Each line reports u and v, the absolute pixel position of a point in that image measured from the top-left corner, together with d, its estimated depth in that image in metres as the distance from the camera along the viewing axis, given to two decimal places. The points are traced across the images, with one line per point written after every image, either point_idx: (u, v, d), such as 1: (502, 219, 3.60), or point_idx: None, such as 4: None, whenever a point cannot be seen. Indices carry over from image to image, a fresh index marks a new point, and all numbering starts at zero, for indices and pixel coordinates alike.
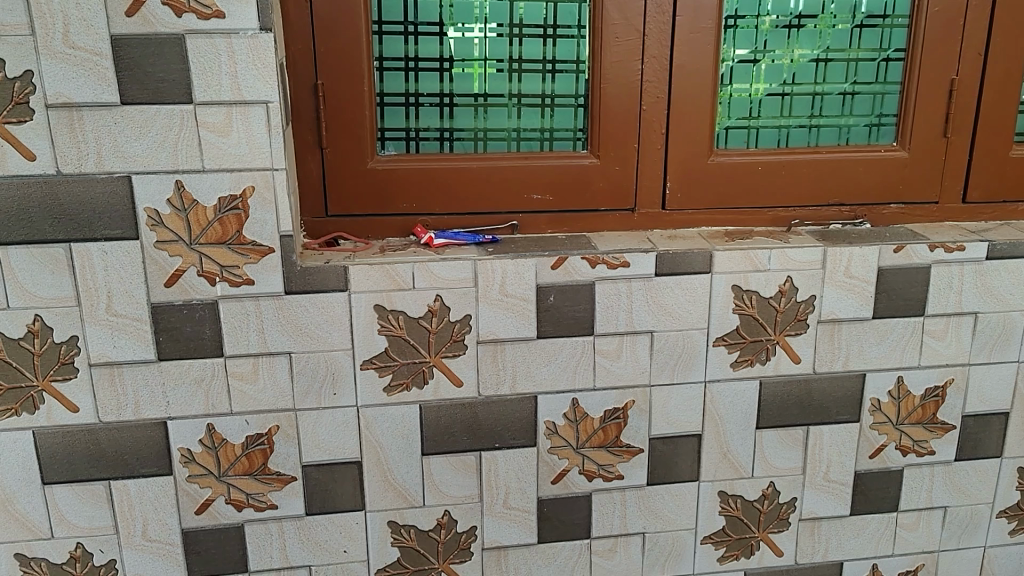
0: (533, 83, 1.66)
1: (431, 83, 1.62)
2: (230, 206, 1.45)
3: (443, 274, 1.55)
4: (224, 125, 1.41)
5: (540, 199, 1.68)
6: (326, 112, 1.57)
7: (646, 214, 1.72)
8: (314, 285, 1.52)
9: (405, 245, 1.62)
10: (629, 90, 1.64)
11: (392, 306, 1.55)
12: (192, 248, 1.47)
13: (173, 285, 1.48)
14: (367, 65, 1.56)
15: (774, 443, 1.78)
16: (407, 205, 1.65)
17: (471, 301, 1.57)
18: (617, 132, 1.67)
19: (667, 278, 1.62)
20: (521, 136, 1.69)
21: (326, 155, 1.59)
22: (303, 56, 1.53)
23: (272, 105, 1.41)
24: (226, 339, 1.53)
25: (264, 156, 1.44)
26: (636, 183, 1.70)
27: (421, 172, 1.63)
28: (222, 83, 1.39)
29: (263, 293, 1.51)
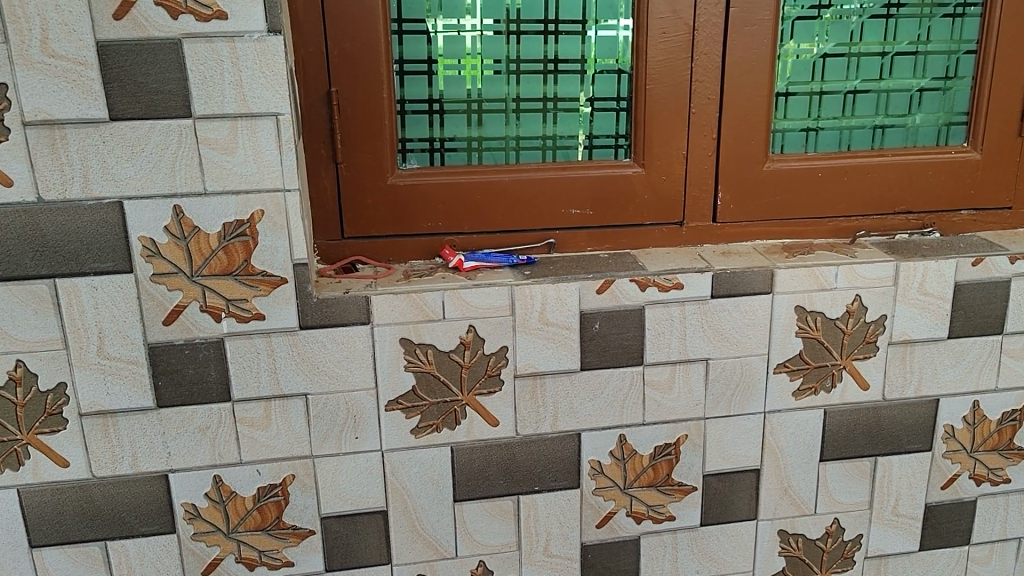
0: (571, 85, 1.49)
1: (457, 88, 1.45)
2: (237, 233, 1.28)
3: (477, 302, 1.38)
4: (228, 142, 1.24)
5: (579, 214, 1.51)
6: (341, 123, 1.39)
7: (695, 228, 1.56)
8: (333, 318, 1.35)
9: (431, 270, 1.44)
10: (678, 91, 1.48)
11: (420, 339, 1.38)
12: (194, 280, 1.29)
13: (173, 323, 1.31)
14: (386, 68, 1.39)
15: (839, 477, 1.61)
16: (432, 224, 1.47)
17: (508, 332, 1.40)
18: (664, 138, 1.50)
19: (724, 300, 1.45)
20: (557, 144, 1.52)
21: (341, 170, 1.42)
22: (315, 61, 1.36)
23: (283, 118, 1.24)
24: (234, 382, 1.35)
25: (274, 175, 1.27)
26: (684, 194, 1.54)
27: (447, 187, 1.46)
28: (225, 94, 1.22)
29: (275, 329, 1.34)
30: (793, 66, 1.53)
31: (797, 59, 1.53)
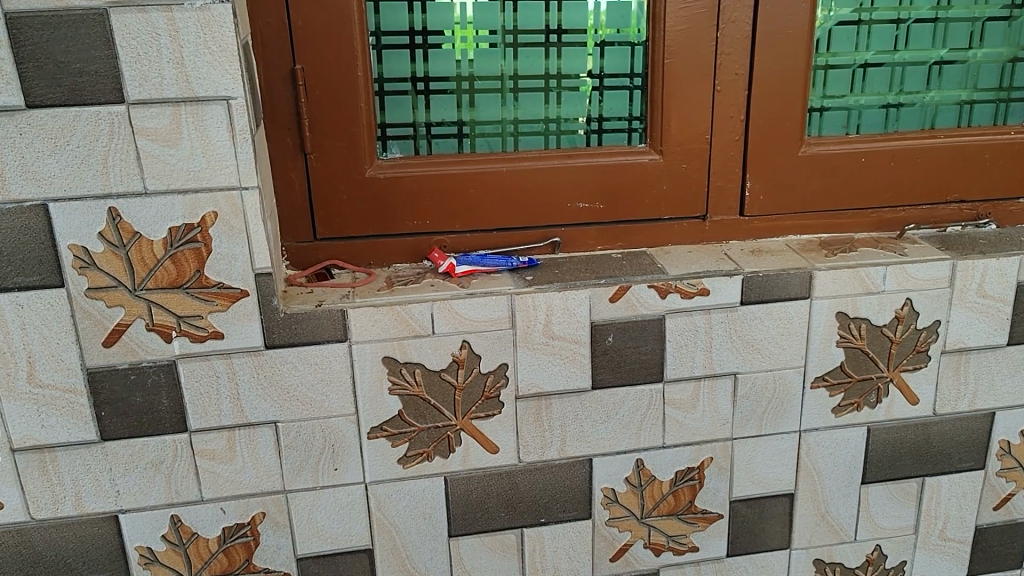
0: (577, 59, 1.29)
1: (445, 64, 1.25)
2: (185, 239, 1.09)
3: (471, 314, 1.19)
4: (171, 131, 1.05)
5: (587, 208, 1.32)
6: (309, 107, 1.20)
7: (720, 222, 1.36)
8: (303, 336, 1.16)
9: (418, 276, 1.25)
10: (700, 66, 1.27)
11: (406, 358, 1.19)
12: (137, 295, 1.10)
13: (115, 344, 1.12)
14: (360, 42, 1.18)
15: (881, 500, 1.43)
16: (418, 222, 1.28)
17: (507, 347, 1.22)
18: (684, 120, 1.30)
19: (756, 307, 1.26)
20: (561, 127, 1.32)
21: (311, 162, 1.22)
22: (276, 34, 1.16)
23: (235, 103, 1.05)
24: (189, 411, 1.16)
25: (228, 171, 1.07)
26: (707, 184, 1.34)
27: (435, 179, 1.26)
28: (164, 75, 1.02)
29: (235, 350, 1.15)
30: (833, 34, 1.32)
31: (837, 26, 1.32)
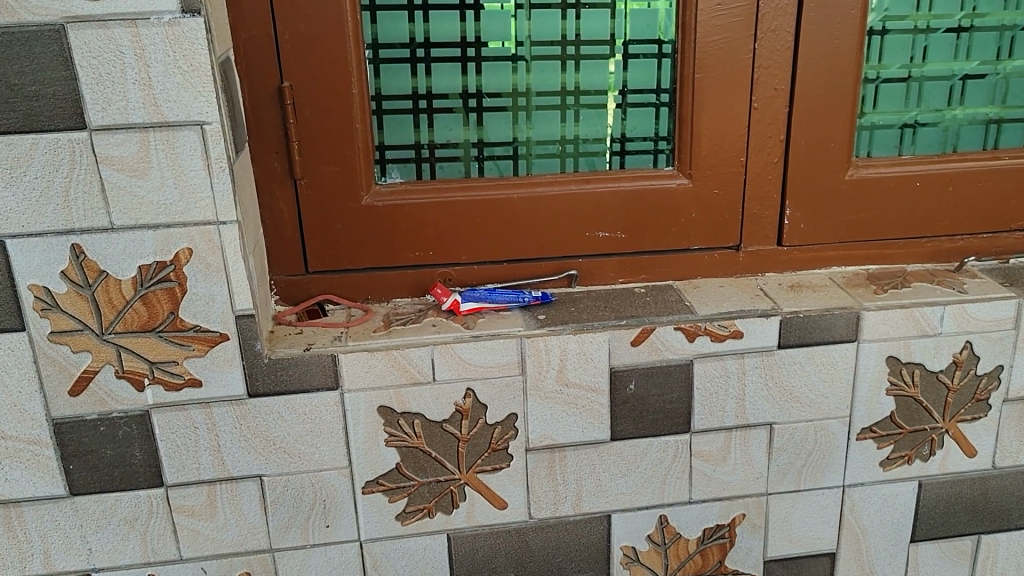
0: (597, 73, 1.16)
1: (450, 79, 1.13)
2: (158, 278, 0.98)
3: (475, 360, 1.07)
4: (139, 160, 0.94)
5: (607, 238, 1.19)
6: (299, 129, 1.08)
7: (756, 253, 1.23)
8: (290, 383, 1.05)
9: (419, 314, 1.13)
10: (734, 81, 1.14)
11: (404, 407, 1.08)
12: (105, 340, 0.99)
13: (82, 392, 1.01)
14: (355, 56, 1.07)
15: (933, 560, 1.29)
16: (421, 254, 1.16)
17: (517, 395, 1.10)
18: (716, 141, 1.17)
19: (795, 351, 1.13)
20: (579, 148, 1.19)
21: (302, 189, 1.11)
22: (261, 48, 1.04)
23: (210, 128, 0.94)
24: (166, 464, 1.06)
25: (203, 203, 0.96)
26: (741, 211, 1.21)
27: (439, 207, 1.14)
28: (129, 98, 0.92)
29: (214, 399, 1.04)
30: (884, 44, 1.18)
31: (889, 34, 1.18)
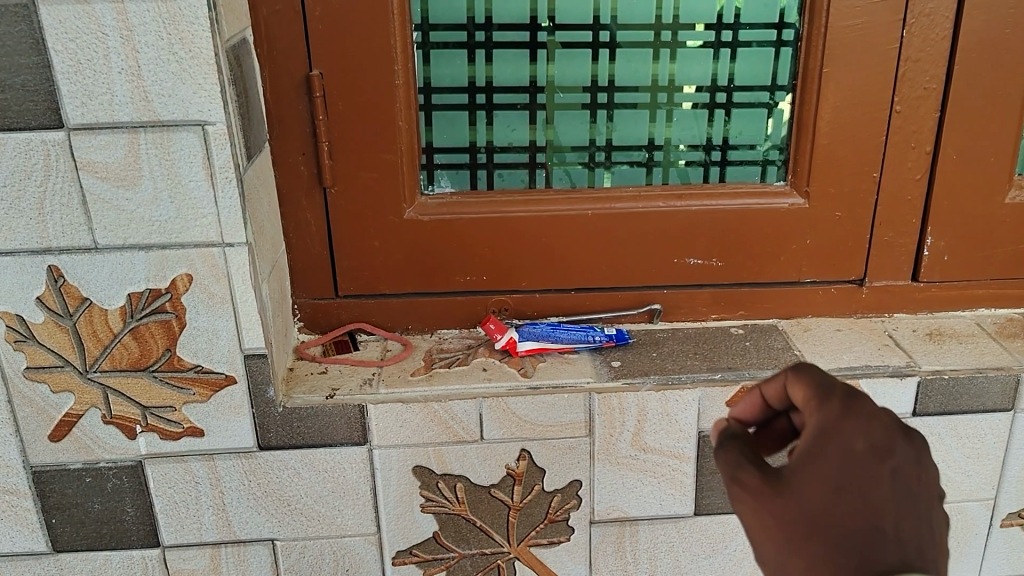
0: (697, 64, 0.93)
1: (515, 69, 0.92)
2: (151, 309, 0.81)
3: (534, 417, 0.88)
4: (127, 167, 0.76)
5: (700, 266, 0.98)
6: (329, 126, 0.89)
7: (883, 289, 1.00)
8: (309, 437, 0.87)
9: (467, 351, 0.94)
10: (872, 76, 0.91)
11: (445, 469, 0.89)
12: (90, 379, 0.83)
13: (64, 438, 0.85)
14: (400, 39, 0.86)
15: None
16: (473, 278, 0.97)
17: (582, 460, 0.90)
18: (841, 151, 0.94)
19: (932, 420, 0.91)
20: (670, 155, 0.97)
21: (332, 199, 0.92)
22: (285, 27, 0.85)
23: (214, 129, 0.75)
24: (162, 523, 0.90)
25: (205, 221, 0.78)
26: (869, 237, 0.98)
27: (496, 223, 0.95)
28: (114, 90, 0.74)
29: (219, 451, 0.87)
30: None
31: None
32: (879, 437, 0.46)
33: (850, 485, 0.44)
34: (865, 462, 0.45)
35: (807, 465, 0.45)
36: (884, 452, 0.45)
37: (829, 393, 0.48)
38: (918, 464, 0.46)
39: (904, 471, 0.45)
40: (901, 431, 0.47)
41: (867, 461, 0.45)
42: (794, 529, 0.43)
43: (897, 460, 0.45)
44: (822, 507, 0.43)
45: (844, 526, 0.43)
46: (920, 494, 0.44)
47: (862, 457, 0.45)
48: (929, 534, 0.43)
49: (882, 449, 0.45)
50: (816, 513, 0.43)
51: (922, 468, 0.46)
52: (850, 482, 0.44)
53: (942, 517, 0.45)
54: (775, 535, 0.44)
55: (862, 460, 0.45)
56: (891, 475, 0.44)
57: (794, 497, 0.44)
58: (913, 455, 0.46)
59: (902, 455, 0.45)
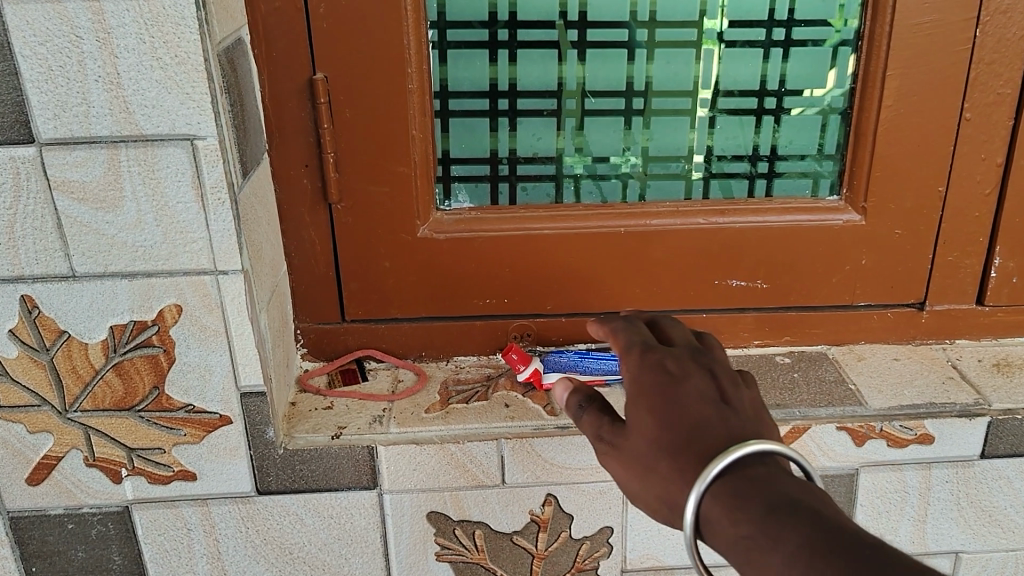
0: (745, 65, 0.84)
1: (542, 71, 0.82)
2: (136, 343, 0.73)
3: (561, 459, 0.79)
4: (107, 187, 0.68)
5: (743, 288, 0.89)
6: (335, 135, 0.80)
7: (945, 314, 0.90)
8: (313, 480, 0.78)
9: (486, 381, 0.85)
10: (941, 80, 0.81)
11: (462, 515, 0.81)
12: (69, 419, 0.75)
13: (43, 482, 0.77)
14: (414, 38, 0.77)
15: None
16: (493, 302, 0.88)
17: (614, 505, 0.82)
18: (904, 162, 0.84)
19: (1004, 462, 0.82)
20: (711, 166, 0.88)
21: (339, 215, 0.83)
22: (286, 25, 0.76)
23: (203, 144, 0.67)
24: (154, 571, 0.82)
25: (196, 246, 0.70)
26: (930, 256, 0.88)
27: (520, 242, 0.86)
28: (91, 100, 0.65)
29: (214, 496, 0.79)
30: None
31: None
32: (682, 375, 0.57)
33: (667, 413, 0.55)
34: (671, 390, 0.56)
35: (638, 412, 0.56)
36: (683, 376, 0.57)
37: (632, 348, 0.61)
38: (712, 376, 0.57)
39: (708, 382, 0.57)
40: (693, 356, 0.60)
41: (675, 389, 0.56)
42: (645, 453, 0.55)
43: (694, 381, 0.57)
44: (659, 433, 0.54)
45: (682, 437, 0.53)
46: (729, 391, 0.57)
47: (663, 385, 0.57)
48: (743, 422, 0.54)
49: (681, 372, 0.58)
50: (662, 436, 0.54)
51: (718, 378, 0.57)
52: (668, 410, 0.55)
53: (752, 406, 0.56)
54: (639, 467, 0.55)
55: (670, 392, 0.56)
56: (695, 387, 0.56)
57: (637, 435, 0.55)
58: (706, 371, 0.58)
59: (704, 377, 0.57)
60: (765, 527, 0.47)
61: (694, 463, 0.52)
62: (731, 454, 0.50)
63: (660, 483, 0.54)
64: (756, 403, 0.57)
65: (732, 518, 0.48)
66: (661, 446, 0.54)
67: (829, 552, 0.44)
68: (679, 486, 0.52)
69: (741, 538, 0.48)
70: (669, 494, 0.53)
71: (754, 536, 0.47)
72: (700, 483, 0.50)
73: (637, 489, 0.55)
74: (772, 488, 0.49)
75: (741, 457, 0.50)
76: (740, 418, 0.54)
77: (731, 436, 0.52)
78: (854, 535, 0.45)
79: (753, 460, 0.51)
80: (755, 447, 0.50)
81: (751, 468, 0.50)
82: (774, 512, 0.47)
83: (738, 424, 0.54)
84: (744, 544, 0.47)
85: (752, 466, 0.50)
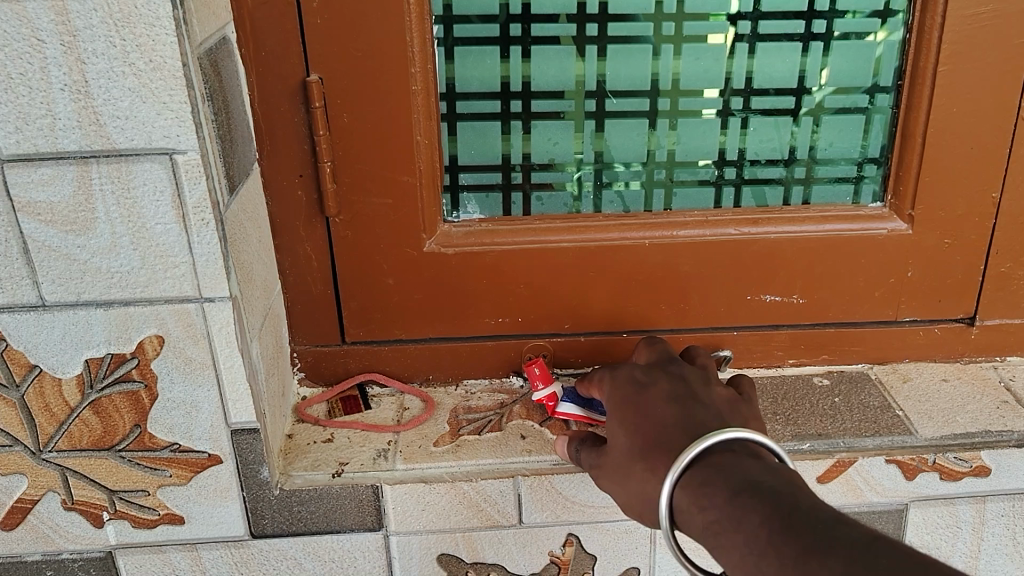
0: (782, 60, 0.76)
1: (558, 70, 0.75)
2: (114, 378, 0.65)
3: (583, 496, 0.72)
4: (77, 207, 0.60)
5: (777, 303, 0.82)
6: (331, 142, 0.73)
7: (999, 330, 0.83)
8: (312, 523, 0.72)
9: (500, 408, 0.78)
10: (1001, 75, 0.73)
11: (475, 556, 0.75)
12: (44, 461, 0.68)
13: (17, 527, 0.70)
14: (418, 35, 0.70)
15: None
16: (505, 321, 0.81)
17: (640, 544, 0.75)
18: (956, 166, 0.77)
19: None
20: (743, 172, 0.80)
21: (337, 229, 0.76)
22: (276, 21, 0.68)
23: (183, 159, 0.59)
24: None
25: (178, 272, 0.62)
26: (982, 268, 0.81)
27: (535, 257, 0.78)
28: (57, 111, 0.57)
29: (204, 540, 0.72)
30: None
31: None
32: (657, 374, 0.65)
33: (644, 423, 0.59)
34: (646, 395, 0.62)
35: (618, 423, 0.62)
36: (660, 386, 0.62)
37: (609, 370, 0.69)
38: (678, 389, 0.61)
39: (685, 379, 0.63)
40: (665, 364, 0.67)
41: (651, 394, 0.62)
42: (629, 458, 0.59)
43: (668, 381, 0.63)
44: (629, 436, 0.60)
45: (657, 438, 0.57)
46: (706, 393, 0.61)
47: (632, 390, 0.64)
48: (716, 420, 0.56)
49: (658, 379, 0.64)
50: (642, 440, 0.58)
51: (687, 379, 0.63)
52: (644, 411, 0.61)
53: (720, 399, 0.60)
54: (622, 476, 0.59)
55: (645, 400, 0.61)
56: (668, 389, 0.61)
57: (620, 444, 0.60)
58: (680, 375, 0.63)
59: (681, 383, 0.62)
60: (728, 508, 0.48)
61: (668, 460, 0.54)
62: (698, 446, 0.53)
63: (637, 486, 0.57)
64: (730, 399, 0.61)
65: (699, 504, 0.50)
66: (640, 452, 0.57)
67: (791, 525, 0.45)
68: (656, 483, 0.55)
69: (713, 522, 0.49)
70: (650, 492, 0.56)
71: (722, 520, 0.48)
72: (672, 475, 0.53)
73: (622, 495, 0.59)
74: (736, 471, 0.50)
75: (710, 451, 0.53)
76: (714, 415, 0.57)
77: (701, 432, 0.55)
78: (815, 510, 0.46)
79: (723, 450, 0.53)
80: (722, 435, 0.53)
81: (716, 457, 0.52)
82: (740, 492, 0.48)
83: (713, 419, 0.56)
84: (712, 527, 0.49)
85: (720, 455, 0.52)
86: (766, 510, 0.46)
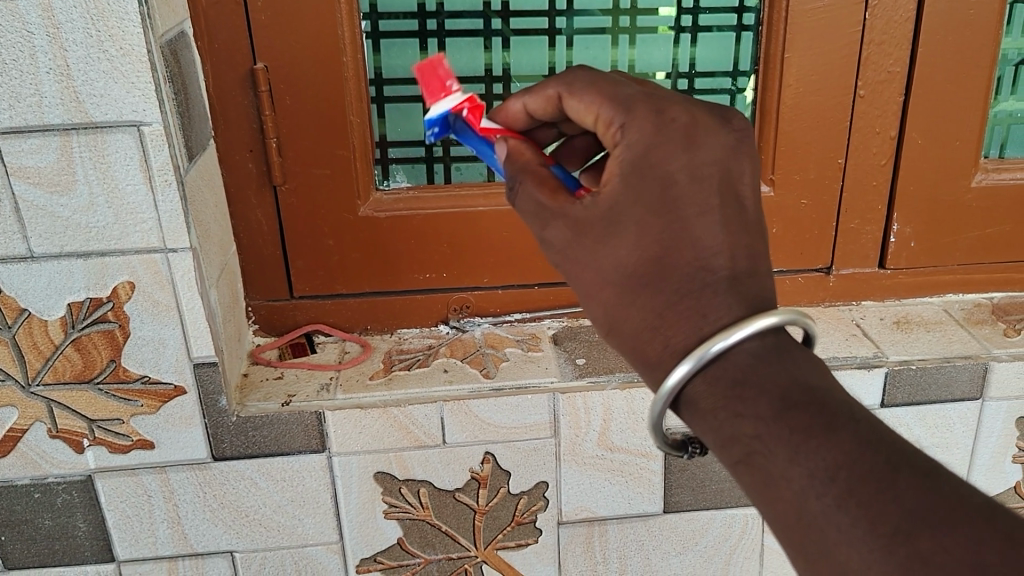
0: (658, 49, 0.91)
1: (469, 59, 0.88)
2: (93, 318, 0.77)
3: (495, 419, 0.86)
4: (60, 172, 0.72)
5: None
6: (275, 121, 0.85)
7: (852, 278, 0.98)
8: (265, 446, 0.84)
9: (426, 351, 0.91)
10: (838, 60, 0.88)
11: (406, 474, 0.87)
12: (32, 394, 0.79)
13: (9, 454, 0.82)
14: (348, 30, 0.83)
15: None
16: (431, 276, 0.93)
17: (548, 461, 0.89)
18: (809, 137, 0.91)
19: (902, 412, 0.91)
20: None
21: (283, 196, 0.88)
22: (226, 17, 0.81)
23: (148, 131, 0.71)
24: (116, 538, 0.87)
25: (144, 226, 0.75)
26: (835, 224, 0.96)
27: (453, 218, 0.91)
28: (43, 91, 0.69)
29: (172, 463, 0.84)
30: None
31: None
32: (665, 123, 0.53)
33: (639, 210, 0.52)
34: (656, 152, 0.53)
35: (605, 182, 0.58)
36: (657, 106, 0.55)
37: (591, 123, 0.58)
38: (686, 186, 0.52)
39: (697, 166, 0.53)
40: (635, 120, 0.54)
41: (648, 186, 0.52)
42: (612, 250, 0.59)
43: (673, 116, 0.54)
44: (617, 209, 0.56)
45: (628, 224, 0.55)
46: (715, 117, 0.55)
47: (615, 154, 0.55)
48: (729, 191, 0.53)
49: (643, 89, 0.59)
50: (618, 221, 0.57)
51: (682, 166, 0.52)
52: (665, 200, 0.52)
53: (698, 187, 0.52)
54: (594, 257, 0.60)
55: (656, 165, 0.52)
56: None
57: (597, 258, 0.54)
58: (689, 117, 0.54)
59: (694, 148, 0.53)
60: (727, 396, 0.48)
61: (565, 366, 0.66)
62: (727, 337, 0.48)
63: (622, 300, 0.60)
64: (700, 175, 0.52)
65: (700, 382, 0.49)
66: (629, 275, 0.53)
67: (840, 472, 0.43)
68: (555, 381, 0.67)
69: (737, 436, 0.47)
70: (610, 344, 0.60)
71: (750, 444, 0.47)
72: (684, 369, 0.49)
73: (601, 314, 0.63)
74: (764, 381, 0.47)
75: (745, 339, 0.48)
76: (750, 260, 0.52)
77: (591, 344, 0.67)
78: (873, 429, 0.45)
79: (751, 343, 0.49)
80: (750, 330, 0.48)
81: (757, 361, 0.48)
82: (786, 416, 0.46)
83: (730, 249, 0.51)
84: (729, 440, 0.48)
85: (747, 345, 0.48)
86: (797, 434, 0.45)
